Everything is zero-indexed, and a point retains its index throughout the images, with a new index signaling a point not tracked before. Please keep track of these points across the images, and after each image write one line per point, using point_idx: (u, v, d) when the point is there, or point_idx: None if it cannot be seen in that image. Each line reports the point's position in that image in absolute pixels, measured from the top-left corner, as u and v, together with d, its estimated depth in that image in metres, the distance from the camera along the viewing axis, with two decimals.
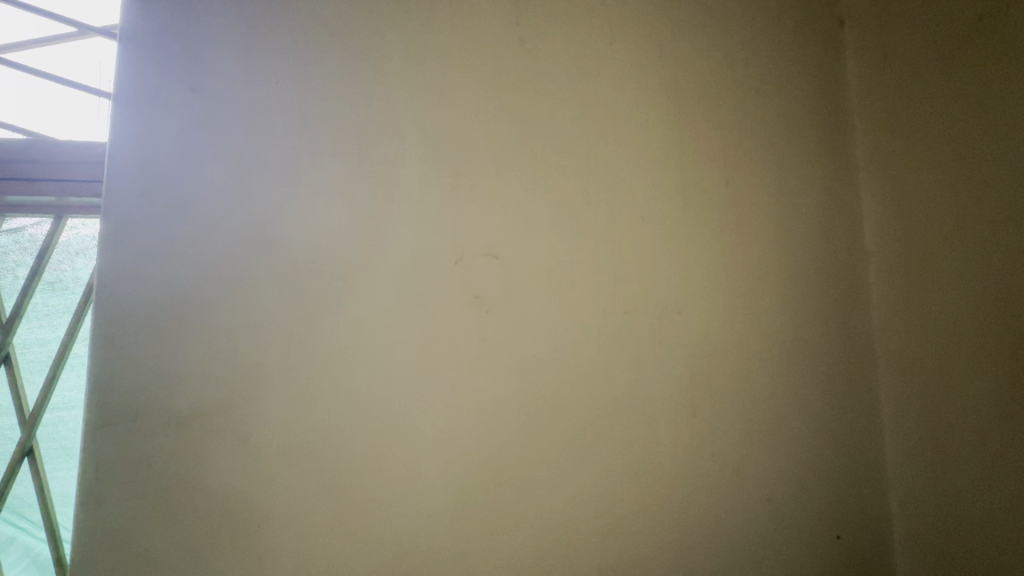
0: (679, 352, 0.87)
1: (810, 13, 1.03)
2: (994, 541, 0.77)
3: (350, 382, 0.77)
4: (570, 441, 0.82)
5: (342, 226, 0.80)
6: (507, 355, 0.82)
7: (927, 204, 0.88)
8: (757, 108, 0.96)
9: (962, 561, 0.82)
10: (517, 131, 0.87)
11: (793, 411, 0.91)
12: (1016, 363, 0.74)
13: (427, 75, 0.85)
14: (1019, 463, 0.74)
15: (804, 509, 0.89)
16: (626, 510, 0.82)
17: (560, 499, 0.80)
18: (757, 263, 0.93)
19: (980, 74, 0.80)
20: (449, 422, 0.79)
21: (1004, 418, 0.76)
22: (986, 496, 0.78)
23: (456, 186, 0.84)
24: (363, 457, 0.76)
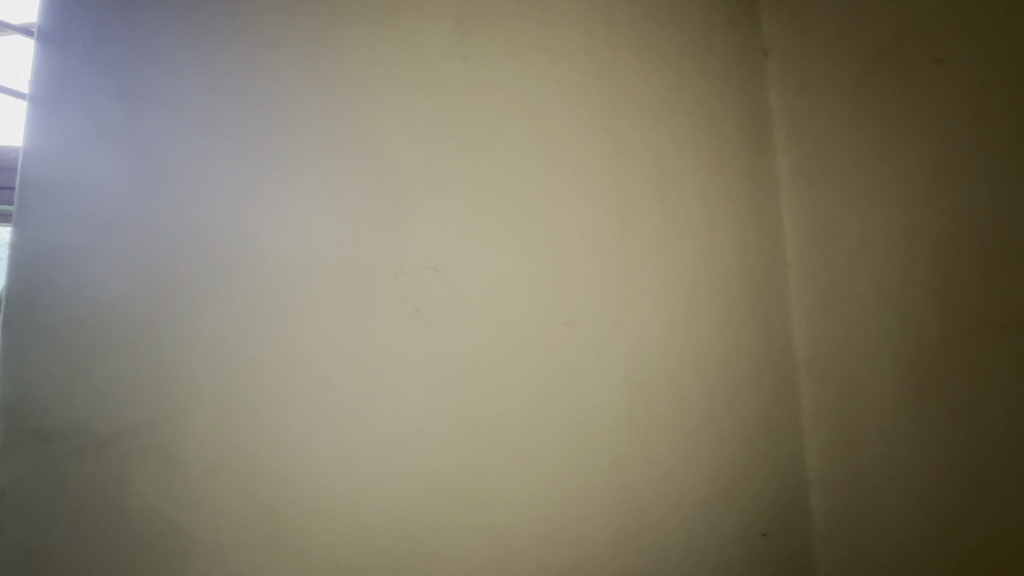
0: (617, 361, 0.91)
1: (739, 40, 1.10)
2: (903, 529, 0.85)
3: (289, 397, 0.75)
4: (510, 450, 0.83)
5: (281, 238, 0.79)
6: (448, 366, 0.82)
7: (841, 222, 0.96)
8: (691, 129, 1.02)
9: (875, 549, 0.89)
10: (461, 146, 0.88)
11: (723, 415, 0.96)
12: (920, 364, 0.82)
13: (372, 87, 0.85)
14: (924, 454, 0.81)
15: (734, 509, 0.94)
16: (565, 515, 0.85)
17: (500, 508, 0.82)
18: (691, 276, 0.98)
19: (884, 104, 0.89)
20: (391, 436, 0.78)
21: (911, 414, 0.83)
22: (896, 487, 0.86)
23: (397, 200, 0.84)
24: (302, 474, 0.74)
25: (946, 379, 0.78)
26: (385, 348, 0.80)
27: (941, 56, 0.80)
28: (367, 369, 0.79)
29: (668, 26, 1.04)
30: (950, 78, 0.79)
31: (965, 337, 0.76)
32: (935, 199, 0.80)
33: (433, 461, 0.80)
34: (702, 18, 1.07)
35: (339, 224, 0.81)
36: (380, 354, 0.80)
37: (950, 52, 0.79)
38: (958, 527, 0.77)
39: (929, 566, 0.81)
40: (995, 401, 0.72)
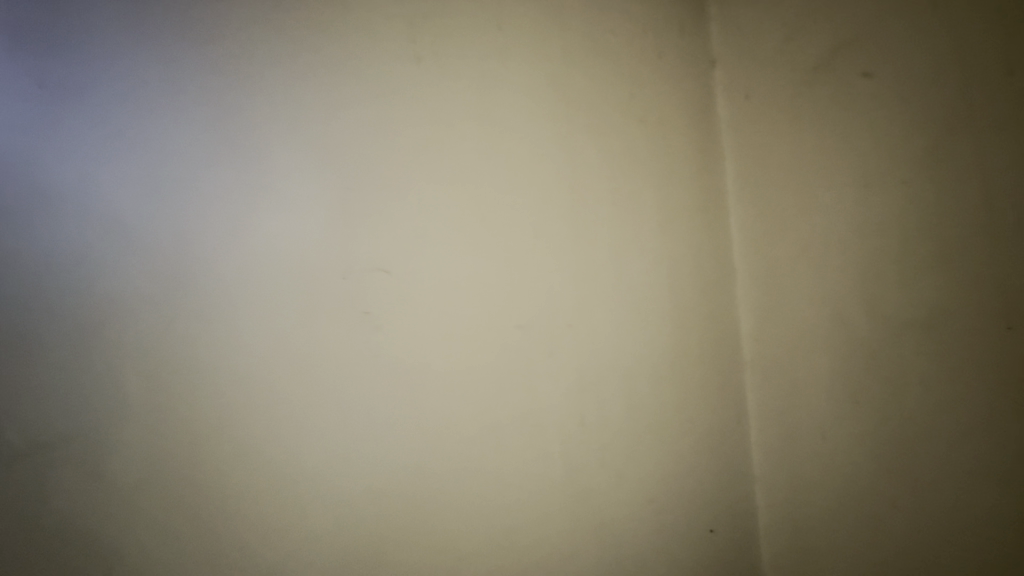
0: (570, 364, 0.92)
1: (689, 48, 1.12)
2: (844, 510, 0.91)
3: (231, 405, 0.73)
4: (464, 454, 0.83)
5: (225, 238, 0.75)
6: (400, 369, 0.81)
7: (784, 229, 1.01)
8: (643, 136, 1.04)
9: (816, 533, 0.95)
10: (414, 147, 0.87)
11: (673, 416, 0.98)
12: (859, 356, 0.89)
13: (320, 86, 0.83)
14: (863, 438, 0.89)
15: (684, 507, 0.97)
16: (517, 517, 0.86)
17: (453, 513, 0.82)
18: (643, 279, 1.00)
19: (826, 116, 0.94)
20: (340, 444, 0.77)
21: (851, 403, 0.90)
22: (837, 473, 0.92)
23: (349, 200, 0.82)
24: (248, 484, 0.72)
25: (880, 368, 0.86)
26: (331, 354, 0.78)
27: (871, 71, 0.88)
28: (313, 377, 0.77)
29: (621, 33, 1.05)
30: (880, 91, 0.87)
31: (895, 327, 0.84)
32: (870, 207, 0.88)
33: (385, 469, 0.78)
34: (654, 25, 1.09)
35: (284, 224, 0.78)
36: (326, 359, 0.77)
37: (879, 69, 0.87)
38: (890, 503, 0.85)
39: (868, 539, 0.88)
40: (925, 384, 0.81)
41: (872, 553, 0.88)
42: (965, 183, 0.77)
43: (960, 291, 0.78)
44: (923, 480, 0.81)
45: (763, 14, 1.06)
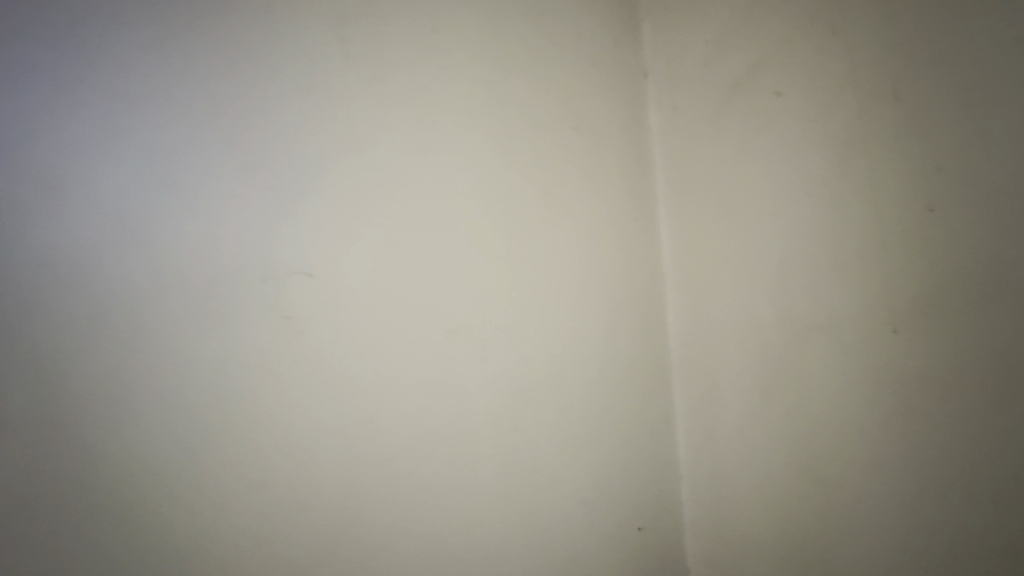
0: (502, 367, 0.94)
1: (622, 60, 1.17)
2: (751, 500, 0.99)
3: (142, 416, 0.71)
4: (389, 459, 0.83)
5: (140, 246, 0.73)
6: (320, 375, 0.80)
7: (709, 237, 1.07)
8: (577, 142, 1.08)
9: (730, 521, 1.02)
10: (343, 149, 0.85)
11: (602, 417, 1.02)
12: (771, 356, 0.96)
13: (235, 79, 0.80)
14: (766, 432, 0.97)
15: (613, 508, 1.01)
16: (444, 521, 0.86)
17: (379, 517, 0.82)
18: (574, 284, 1.03)
19: (745, 130, 1.01)
20: (265, 454, 0.76)
21: (765, 402, 0.97)
22: (748, 466, 1.00)
23: (266, 200, 0.80)
24: (164, 503, 0.70)
25: (789, 368, 0.94)
26: (255, 361, 0.77)
27: (781, 90, 0.96)
28: (215, 381, 0.75)
29: (557, 43, 1.08)
30: (788, 110, 0.95)
31: (802, 329, 0.92)
32: (778, 218, 0.96)
33: (312, 477, 0.78)
34: (589, 37, 1.12)
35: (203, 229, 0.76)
36: (245, 367, 0.76)
37: (788, 88, 0.95)
38: (796, 495, 0.93)
39: (770, 525, 0.96)
40: (823, 381, 0.89)
41: (774, 539, 0.96)
42: (851, 199, 0.86)
43: (847, 294, 0.87)
44: (826, 472, 0.89)
45: (690, 33, 1.12)
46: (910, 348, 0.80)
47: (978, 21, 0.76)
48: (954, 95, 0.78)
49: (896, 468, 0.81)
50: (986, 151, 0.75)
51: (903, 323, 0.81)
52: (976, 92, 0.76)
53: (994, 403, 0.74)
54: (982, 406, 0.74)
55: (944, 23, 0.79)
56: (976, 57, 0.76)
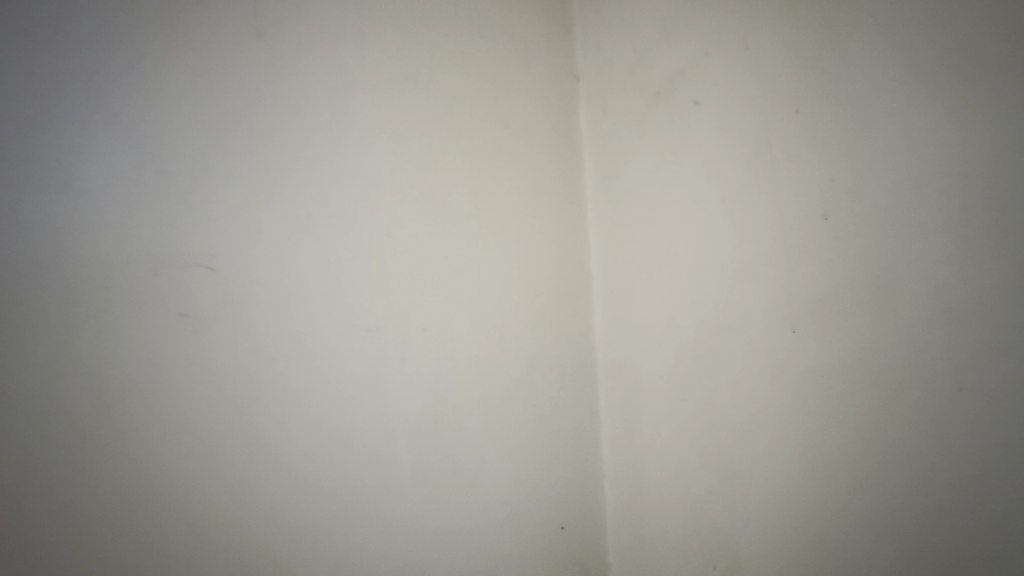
0: (425, 364, 0.97)
1: (553, 65, 1.23)
2: (670, 499, 1.03)
3: (26, 413, 0.66)
4: (315, 460, 0.84)
5: (14, 231, 0.67)
6: (231, 373, 0.79)
7: (628, 240, 1.13)
8: (508, 142, 1.14)
9: (649, 518, 1.07)
10: (253, 140, 0.85)
11: (526, 415, 1.08)
12: (682, 354, 1.01)
13: (149, 63, 0.78)
14: (681, 431, 1.01)
15: (536, 506, 1.06)
16: (373, 520, 0.88)
17: (303, 518, 0.82)
18: (496, 283, 1.08)
19: (666, 135, 1.05)
20: (160, 456, 0.72)
21: (682, 400, 1.01)
22: (665, 464, 1.04)
23: (173, 188, 0.77)
24: (41, 503, 0.65)
25: (699, 364, 0.98)
26: (141, 354, 0.73)
27: (700, 99, 0.99)
28: (113, 377, 0.71)
29: (488, 46, 1.13)
30: (704, 117, 0.98)
31: (715, 331, 0.95)
32: (693, 222, 1.00)
33: (218, 486, 0.76)
34: (520, 42, 1.18)
35: (84, 213, 0.71)
36: (129, 363, 0.72)
37: (705, 97, 0.98)
38: (708, 490, 0.96)
39: (688, 524, 0.99)
40: (735, 382, 0.92)
41: (693, 540, 0.98)
42: (762, 205, 0.89)
43: (756, 296, 0.90)
44: (734, 469, 0.92)
45: (618, 38, 1.17)
46: (808, 348, 0.83)
47: (877, 35, 0.78)
48: (848, 106, 0.80)
49: (823, 472, 0.81)
50: (894, 158, 0.76)
51: (803, 324, 0.84)
52: (869, 101, 0.78)
53: (886, 416, 0.75)
54: (909, 422, 0.73)
55: (846, 36, 0.81)
56: (882, 67, 0.78)
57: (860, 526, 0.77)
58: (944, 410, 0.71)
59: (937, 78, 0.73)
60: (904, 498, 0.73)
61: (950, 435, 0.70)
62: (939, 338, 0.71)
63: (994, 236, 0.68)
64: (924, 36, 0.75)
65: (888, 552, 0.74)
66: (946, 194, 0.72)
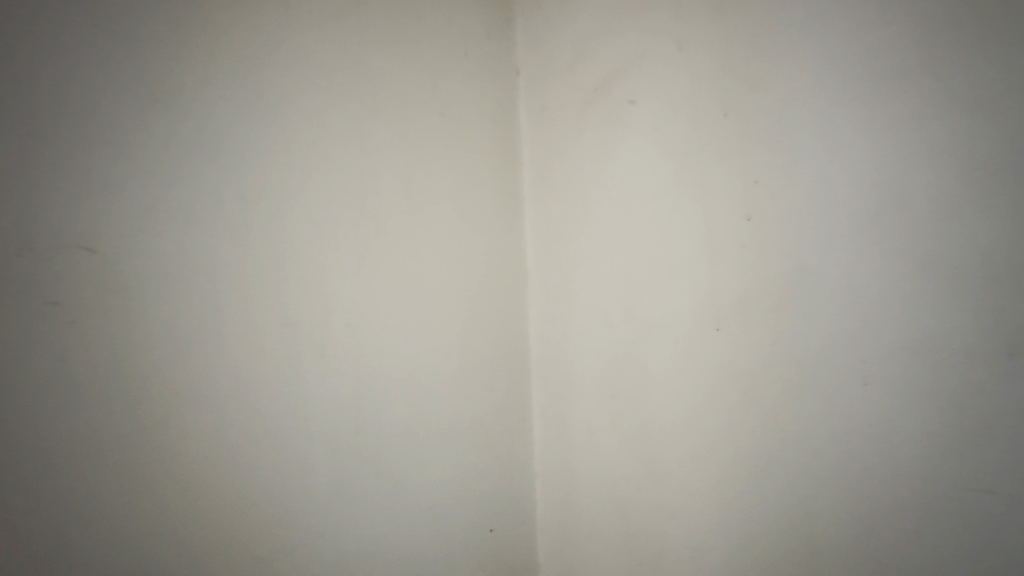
0: (346, 361, 0.92)
1: (493, 56, 1.21)
2: (597, 498, 1.03)
3: None
4: (215, 463, 0.77)
5: None
6: (115, 366, 0.71)
7: (562, 238, 1.13)
8: (441, 132, 1.10)
9: (577, 518, 1.06)
10: (154, 112, 0.78)
11: (455, 416, 1.04)
12: (611, 352, 1.02)
13: (26, 20, 0.71)
14: (608, 429, 1.02)
15: (464, 510, 1.03)
16: (280, 528, 0.82)
17: (200, 525, 0.75)
18: (426, 278, 1.04)
19: (601, 132, 1.06)
20: (26, 455, 0.65)
21: (611, 398, 1.02)
22: (593, 463, 1.04)
23: (49, 162, 0.70)
24: None
25: (629, 362, 0.98)
26: (11, 343, 0.66)
27: (634, 98, 1.00)
28: None
29: (424, 31, 1.10)
30: (640, 117, 0.99)
31: (641, 329, 0.97)
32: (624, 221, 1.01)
33: (105, 488, 0.69)
34: (459, 30, 1.15)
35: None
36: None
37: (639, 97, 0.99)
38: (635, 488, 0.97)
39: (613, 522, 1.00)
40: (658, 379, 0.94)
41: (617, 538, 0.99)
42: (687, 206, 0.91)
43: (681, 295, 0.91)
44: (657, 466, 0.93)
45: (555, 34, 1.17)
46: (730, 345, 0.85)
47: (797, 36, 0.80)
48: (763, 109, 0.83)
49: (737, 469, 0.83)
50: (808, 161, 0.78)
51: (726, 322, 0.85)
52: (788, 104, 0.80)
53: (806, 417, 0.76)
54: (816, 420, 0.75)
55: (766, 38, 0.83)
56: (801, 70, 0.79)
57: (770, 521, 0.78)
58: (851, 408, 0.72)
59: (859, 76, 0.74)
60: (815, 497, 0.74)
61: (861, 434, 0.71)
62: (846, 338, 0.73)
63: (899, 234, 0.69)
64: (847, 35, 0.75)
65: (798, 548, 0.75)
66: (861, 196, 0.73)
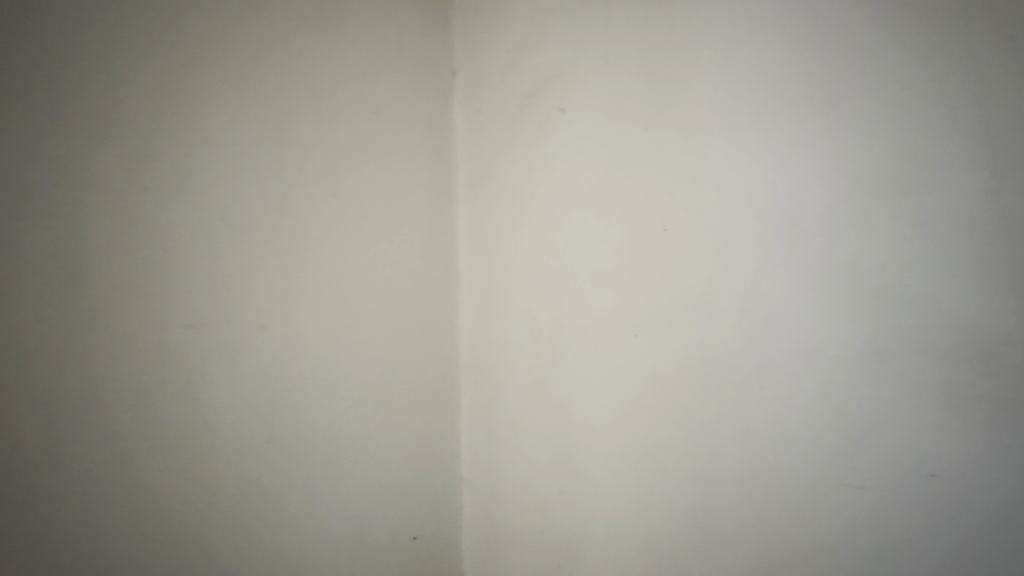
0: (260, 366, 0.86)
1: (428, 55, 1.19)
2: (523, 501, 1.03)
3: None
4: (100, 475, 0.70)
5: None
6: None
7: (494, 242, 1.13)
8: (372, 129, 1.07)
9: (501, 521, 1.07)
10: (35, 85, 0.70)
11: (378, 421, 1.01)
12: (537, 355, 1.03)
13: None
14: (533, 431, 1.03)
15: (385, 518, 1.00)
16: (176, 544, 0.75)
17: (79, 543, 0.68)
18: (351, 279, 1.00)
19: (533, 137, 1.06)
20: None
21: (536, 401, 1.02)
22: (519, 467, 1.04)
23: None
24: None
25: (553, 367, 1.00)
26: None
27: (564, 107, 1.02)
28: None
29: (356, 22, 1.07)
30: (570, 126, 1.01)
31: (565, 334, 0.99)
32: (552, 226, 1.02)
33: None
34: (393, 26, 1.13)
35: None
36: None
37: (569, 105, 1.01)
38: (557, 490, 0.98)
39: (535, 524, 1.01)
40: (581, 383, 0.96)
41: (540, 540, 1.00)
42: (611, 215, 0.94)
43: (604, 301, 0.94)
44: (578, 469, 0.95)
45: (492, 38, 1.16)
46: (648, 351, 0.88)
47: (710, 58, 0.84)
48: (679, 126, 0.87)
49: (652, 469, 0.86)
50: (718, 176, 0.82)
51: (643, 329, 0.88)
52: (704, 121, 0.84)
53: (716, 419, 0.80)
54: (719, 423, 0.79)
55: (682, 57, 0.87)
56: (718, 89, 0.83)
57: (683, 518, 0.82)
58: (752, 410, 0.77)
59: (770, 99, 0.78)
60: (719, 494, 0.79)
61: (754, 433, 0.77)
62: (752, 345, 0.78)
63: (795, 248, 0.75)
64: (757, 60, 0.80)
65: (703, 541, 0.80)
66: (767, 212, 0.78)
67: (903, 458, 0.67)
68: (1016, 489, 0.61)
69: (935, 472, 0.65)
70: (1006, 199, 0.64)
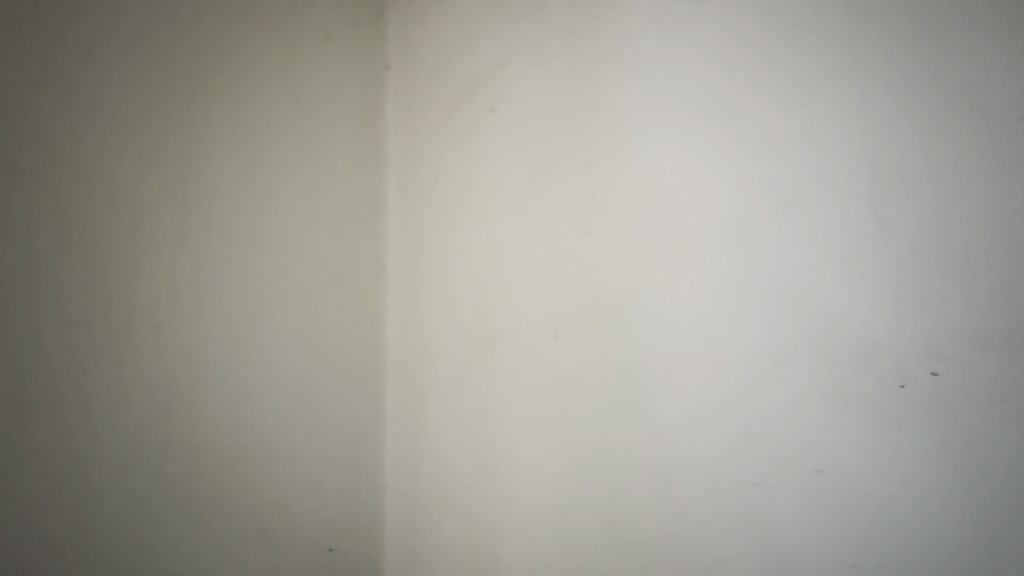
0: (156, 369, 0.77)
1: (357, 46, 1.14)
2: (447, 506, 1.00)
3: None
4: None
5: None
6: None
7: (422, 241, 1.10)
8: (294, 117, 1.01)
9: (424, 527, 1.03)
10: None
11: (294, 427, 0.95)
12: (463, 356, 1.01)
13: None
14: (456, 434, 1.00)
15: (299, 529, 0.94)
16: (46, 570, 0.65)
17: None
18: (265, 275, 0.93)
19: (465, 135, 1.05)
20: None
21: (460, 404, 1.00)
22: (444, 471, 1.01)
23: None
24: None
25: (479, 369, 0.98)
26: None
27: (494, 107, 1.01)
28: None
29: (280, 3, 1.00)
30: (501, 125, 1.00)
31: (491, 335, 0.97)
32: (479, 226, 1.01)
33: None
34: (321, 11, 1.08)
35: None
36: None
37: (500, 105, 1.00)
38: (479, 493, 0.96)
39: (459, 530, 0.98)
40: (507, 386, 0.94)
41: (463, 545, 0.97)
42: (537, 217, 0.94)
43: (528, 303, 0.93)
44: (502, 472, 0.94)
45: (426, 32, 1.14)
46: (569, 353, 0.88)
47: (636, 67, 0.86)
48: (605, 131, 0.88)
49: (570, 471, 0.86)
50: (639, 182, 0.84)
51: (566, 331, 0.89)
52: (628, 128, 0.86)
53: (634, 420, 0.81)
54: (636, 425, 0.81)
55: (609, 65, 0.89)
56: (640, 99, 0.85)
57: (602, 521, 0.82)
58: (665, 411, 0.78)
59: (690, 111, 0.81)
60: (636, 494, 0.80)
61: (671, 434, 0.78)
62: (668, 347, 0.79)
63: (711, 254, 0.77)
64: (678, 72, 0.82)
65: (620, 542, 0.80)
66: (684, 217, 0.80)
67: (797, 455, 0.69)
68: (889, 483, 0.65)
69: (820, 468, 0.68)
70: (886, 210, 0.68)
